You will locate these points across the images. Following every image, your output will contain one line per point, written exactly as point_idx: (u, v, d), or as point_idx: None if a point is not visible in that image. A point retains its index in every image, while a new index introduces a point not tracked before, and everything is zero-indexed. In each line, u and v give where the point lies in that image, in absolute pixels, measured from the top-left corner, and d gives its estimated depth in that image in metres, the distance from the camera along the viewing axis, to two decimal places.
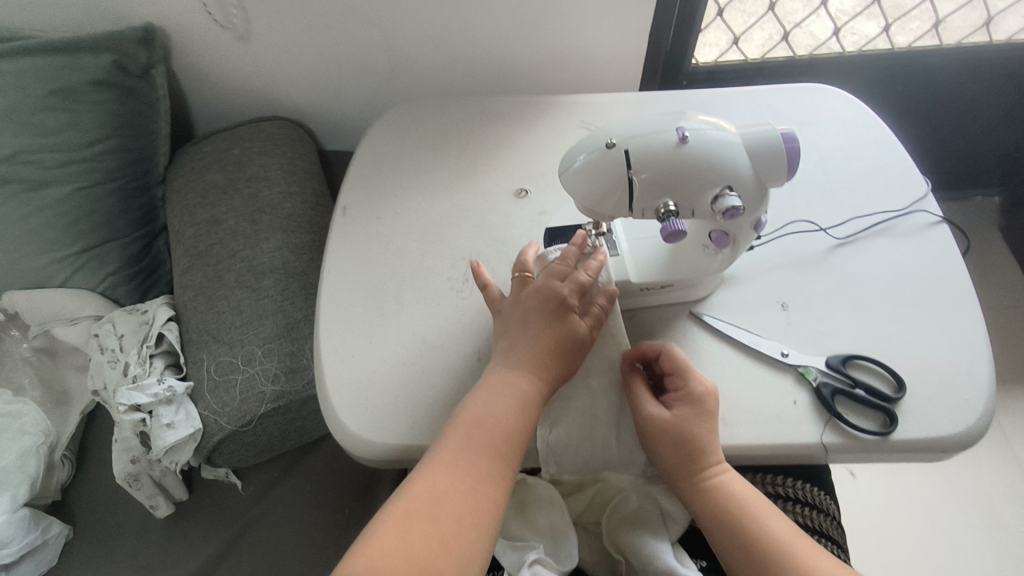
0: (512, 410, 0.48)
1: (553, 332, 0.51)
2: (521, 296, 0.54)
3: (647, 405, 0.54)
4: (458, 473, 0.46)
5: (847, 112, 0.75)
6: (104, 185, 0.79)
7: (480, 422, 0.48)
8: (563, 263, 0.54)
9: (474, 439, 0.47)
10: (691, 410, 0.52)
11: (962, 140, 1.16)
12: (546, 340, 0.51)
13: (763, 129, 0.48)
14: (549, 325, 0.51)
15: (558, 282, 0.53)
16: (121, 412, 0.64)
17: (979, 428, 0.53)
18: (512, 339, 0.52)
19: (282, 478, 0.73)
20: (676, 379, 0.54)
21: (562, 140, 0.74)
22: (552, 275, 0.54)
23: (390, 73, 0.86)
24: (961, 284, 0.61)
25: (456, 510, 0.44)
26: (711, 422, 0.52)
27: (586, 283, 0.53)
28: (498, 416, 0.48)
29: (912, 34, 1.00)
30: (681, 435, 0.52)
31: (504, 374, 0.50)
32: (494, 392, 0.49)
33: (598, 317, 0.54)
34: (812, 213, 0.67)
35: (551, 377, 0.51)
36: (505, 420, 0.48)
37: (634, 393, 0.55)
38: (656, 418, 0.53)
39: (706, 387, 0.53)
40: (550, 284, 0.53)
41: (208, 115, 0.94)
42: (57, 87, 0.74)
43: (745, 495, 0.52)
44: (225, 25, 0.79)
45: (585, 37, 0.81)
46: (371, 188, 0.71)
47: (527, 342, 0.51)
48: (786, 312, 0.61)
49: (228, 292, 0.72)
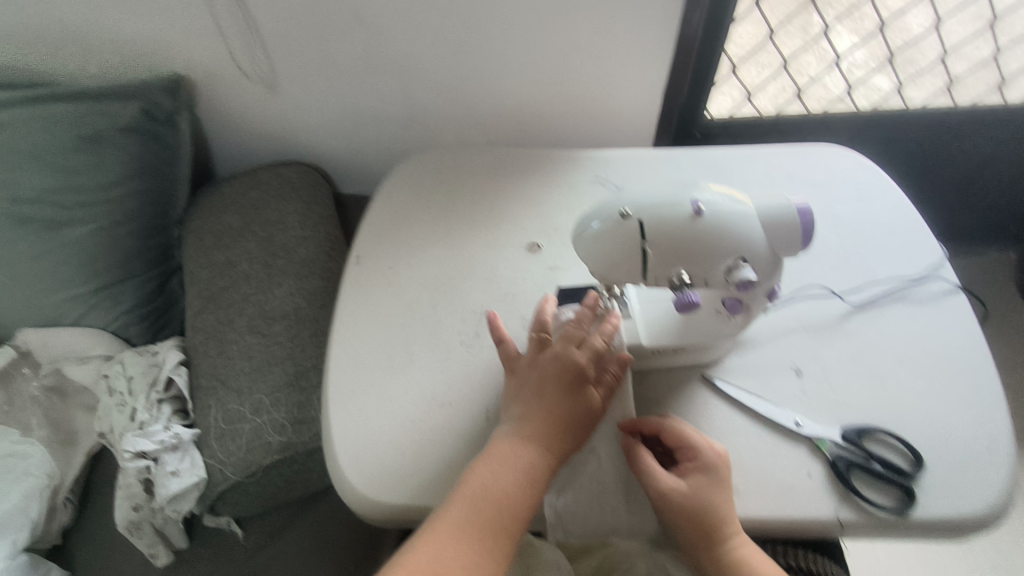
0: (518, 483, 0.48)
1: (567, 403, 0.51)
2: (537, 360, 0.54)
3: (661, 477, 0.52)
4: (461, 548, 0.45)
5: (861, 174, 0.75)
6: (124, 226, 0.80)
7: (486, 493, 0.47)
8: (578, 328, 0.54)
9: (477, 513, 0.46)
10: (707, 478, 0.51)
11: (977, 196, 1.15)
12: (560, 411, 0.51)
13: (778, 202, 0.49)
14: (563, 396, 0.51)
15: (575, 349, 0.53)
16: (126, 459, 0.64)
17: (1001, 508, 0.52)
18: (524, 406, 0.52)
19: (285, 527, 0.72)
20: (686, 445, 0.53)
21: (575, 195, 0.74)
22: (570, 341, 0.53)
23: (407, 121, 0.88)
24: (979, 355, 0.60)
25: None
26: (727, 488, 0.51)
27: (601, 348, 0.53)
28: (503, 489, 0.48)
29: (925, 91, 1.00)
30: (700, 505, 0.50)
31: (513, 442, 0.50)
32: (502, 463, 0.49)
33: (611, 387, 0.54)
34: (826, 277, 0.67)
35: (560, 450, 0.50)
36: (511, 492, 0.48)
37: (645, 464, 0.53)
38: (673, 489, 0.51)
39: (717, 452, 0.52)
40: (567, 352, 0.53)
41: (227, 157, 0.95)
42: (86, 132, 0.76)
43: (762, 562, 0.51)
44: (256, 77, 0.81)
45: (599, 92, 0.82)
46: (383, 238, 0.71)
47: (540, 411, 0.51)
48: (799, 379, 0.60)
49: (239, 338, 0.72)
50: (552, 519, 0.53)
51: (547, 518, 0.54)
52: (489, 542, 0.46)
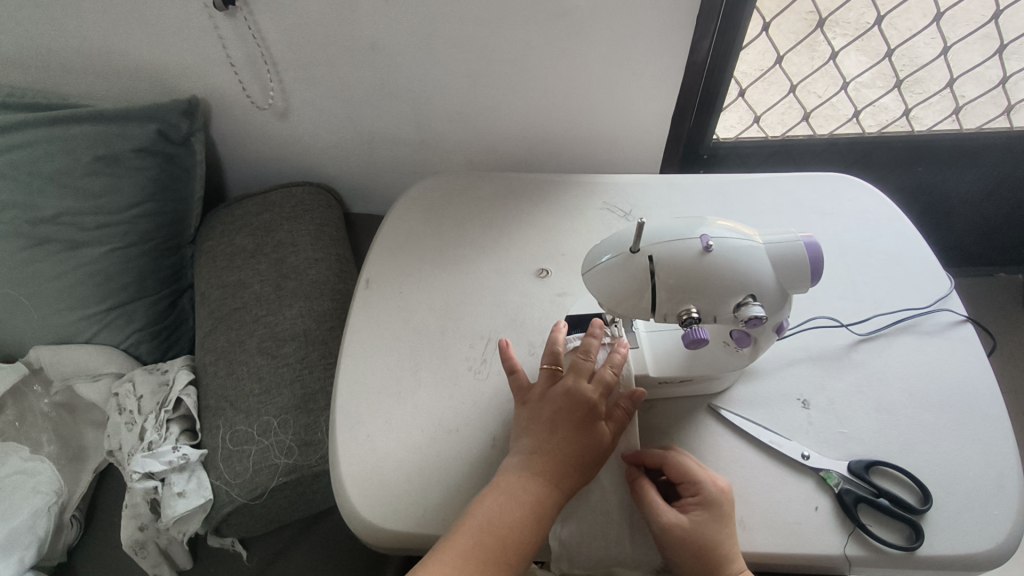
0: (524, 519, 0.48)
1: (577, 439, 0.51)
2: (548, 393, 0.54)
3: (663, 511, 0.52)
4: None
5: (868, 202, 0.75)
6: (138, 247, 0.82)
7: (489, 527, 0.48)
8: (588, 360, 0.55)
9: (481, 548, 0.47)
10: (709, 514, 0.51)
11: (986, 221, 1.15)
12: (571, 447, 0.51)
13: (785, 239, 0.49)
14: (574, 432, 0.51)
15: (587, 383, 0.54)
16: (134, 480, 0.65)
17: (1009, 547, 0.51)
18: (535, 440, 0.52)
19: (287, 548, 0.72)
20: (688, 480, 0.52)
21: (583, 220, 0.74)
22: (581, 375, 0.54)
23: (417, 144, 0.89)
24: (987, 389, 0.60)
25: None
26: (730, 524, 0.51)
27: (611, 381, 0.54)
28: (510, 525, 0.48)
29: (932, 118, 0.99)
30: (701, 543, 0.50)
31: (522, 477, 0.50)
32: (509, 497, 0.49)
33: (622, 421, 0.54)
34: (833, 307, 0.67)
35: (567, 487, 0.50)
36: (516, 529, 0.48)
37: (648, 498, 0.53)
38: (674, 525, 0.51)
39: (720, 488, 0.52)
40: (579, 387, 0.53)
41: (240, 176, 0.97)
42: (103, 154, 0.77)
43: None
44: (262, 105, 0.83)
45: (608, 118, 0.83)
46: (393, 262, 0.72)
47: (551, 446, 0.51)
48: (806, 410, 0.59)
49: (249, 359, 0.73)
50: (557, 550, 0.53)
51: (552, 548, 0.53)
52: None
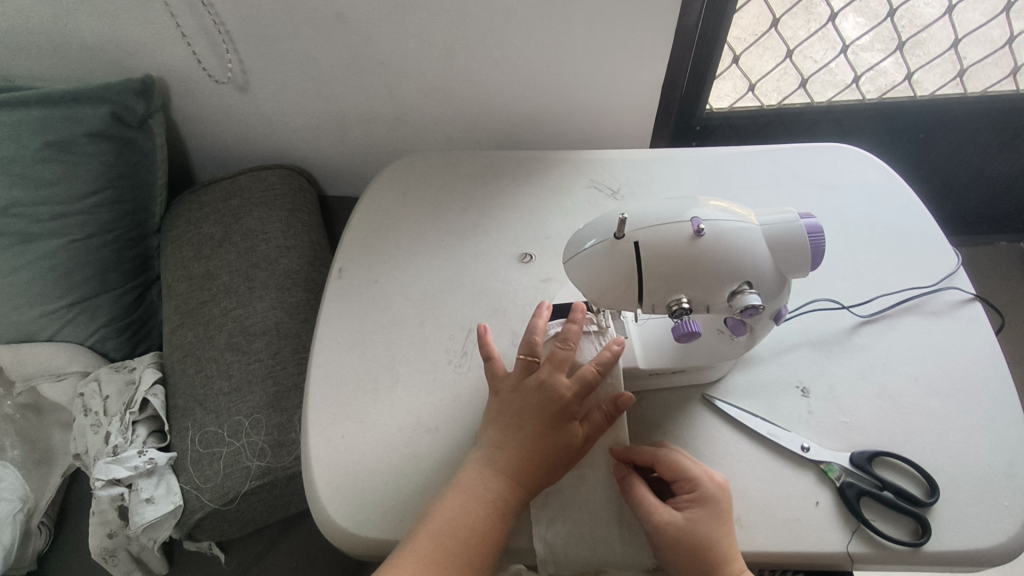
0: (485, 518, 0.46)
1: (545, 434, 0.48)
2: (521, 385, 0.50)
3: (657, 510, 0.47)
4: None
5: (870, 175, 0.71)
6: (98, 238, 0.78)
7: (450, 528, 0.45)
8: (566, 349, 0.51)
9: (444, 546, 0.44)
10: (706, 512, 0.47)
11: (989, 189, 1.11)
12: (540, 445, 0.48)
13: (784, 219, 0.45)
14: (544, 426, 0.48)
15: (564, 378, 0.50)
16: (99, 487, 0.62)
17: (1020, 540, 0.48)
18: (501, 436, 0.49)
19: (266, 551, 0.71)
20: (683, 477, 0.49)
21: (569, 201, 0.70)
22: (559, 369, 0.50)
23: (393, 122, 0.84)
24: (997, 372, 0.56)
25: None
26: (728, 523, 0.47)
27: (592, 379, 0.50)
28: (472, 524, 0.45)
29: (935, 83, 0.94)
30: (697, 542, 0.46)
31: (482, 476, 0.48)
32: (468, 496, 0.46)
33: (600, 423, 0.50)
34: (834, 288, 0.63)
35: (530, 484, 0.47)
36: (477, 528, 0.45)
37: (639, 495, 0.48)
38: (669, 524, 0.47)
39: (717, 484, 0.48)
40: (554, 382, 0.49)
41: (207, 158, 0.92)
42: (54, 139, 0.72)
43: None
44: (221, 80, 0.77)
45: (594, 90, 0.78)
46: (367, 249, 0.68)
47: (519, 443, 0.48)
48: (806, 399, 0.56)
49: (218, 355, 0.70)
50: (543, 556, 0.49)
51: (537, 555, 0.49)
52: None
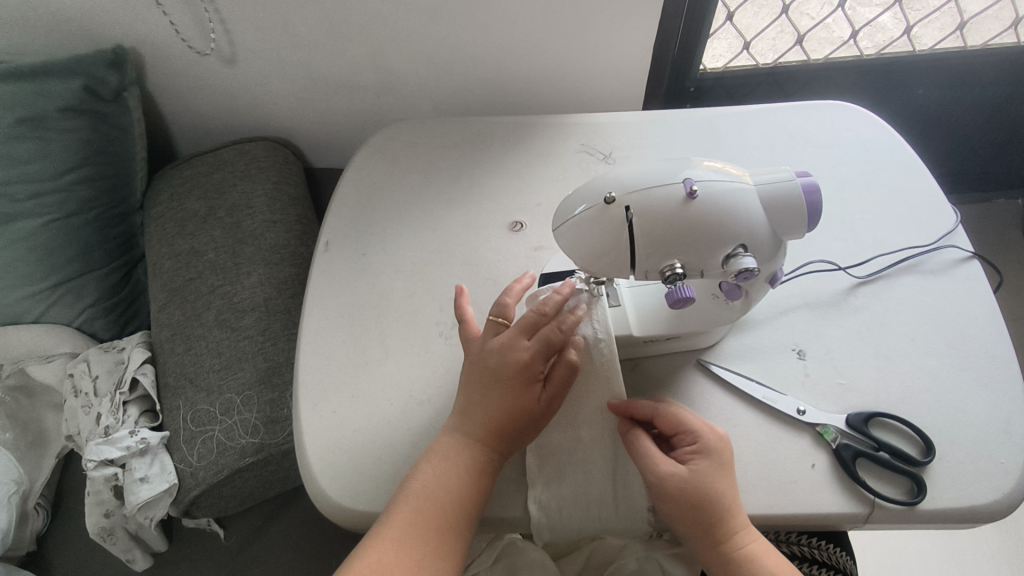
0: (457, 481, 0.46)
1: (505, 394, 0.48)
2: (485, 348, 0.50)
3: (660, 462, 0.47)
4: (403, 554, 0.44)
5: (868, 132, 0.69)
6: (80, 216, 0.76)
7: (429, 494, 0.46)
8: (539, 312, 0.49)
9: (420, 510, 0.45)
10: (709, 462, 0.47)
11: (989, 144, 1.08)
12: (502, 406, 0.48)
13: (778, 179, 0.44)
14: (504, 387, 0.48)
15: (525, 341, 0.49)
16: (91, 468, 0.62)
17: (1016, 496, 0.49)
18: (467, 402, 0.49)
19: (266, 525, 0.75)
20: (684, 430, 0.48)
21: (559, 166, 0.68)
22: (519, 334, 0.49)
23: (377, 90, 0.81)
24: (994, 329, 0.56)
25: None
26: (730, 472, 0.47)
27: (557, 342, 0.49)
28: (446, 488, 0.46)
29: (934, 37, 0.91)
30: (701, 492, 0.46)
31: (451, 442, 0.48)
32: (439, 463, 0.47)
33: (565, 382, 0.50)
34: (830, 250, 0.62)
35: (497, 441, 0.48)
36: (450, 491, 0.46)
37: (642, 450, 0.47)
38: (673, 476, 0.46)
39: (718, 435, 0.48)
40: (515, 346, 0.49)
41: (188, 132, 0.89)
42: (25, 115, 0.70)
43: (770, 557, 0.47)
44: (207, 52, 0.75)
45: (582, 51, 0.75)
46: (354, 220, 0.66)
47: (482, 406, 0.48)
48: (802, 361, 0.56)
49: (207, 333, 0.70)
50: (539, 524, 0.49)
51: (534, 523, 0.49)
52: (421, 544, 0.44)
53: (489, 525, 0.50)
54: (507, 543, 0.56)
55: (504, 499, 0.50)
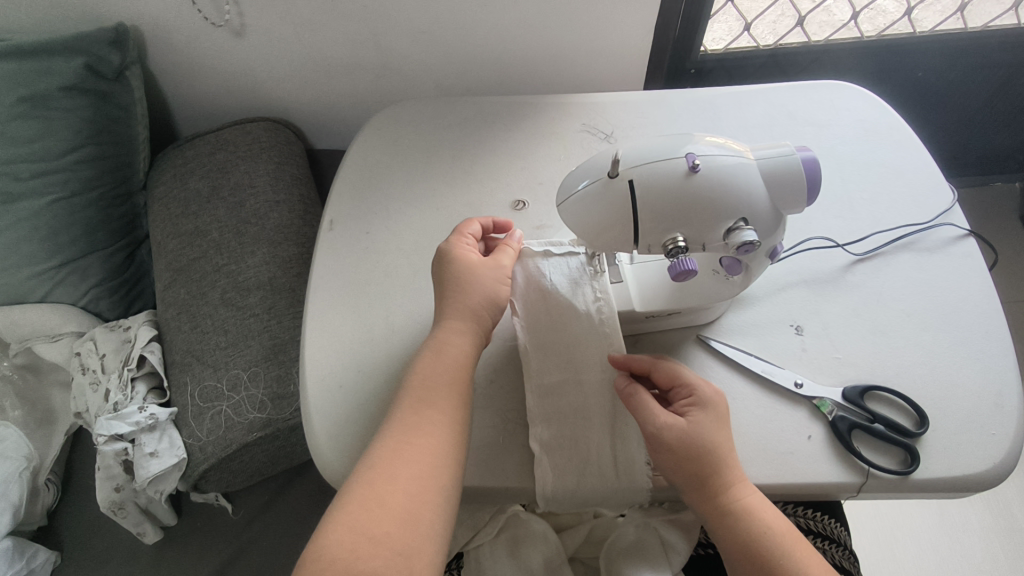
0: (466, 358, 0.50)
1: (472, 278, 0.52)
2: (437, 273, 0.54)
3: (658, 413, 0.49)
4: (418, 435, 0.46)
5: (867, 111, 0.70)
6: (83, 196, 0.77)
7: (434, 377, 0.49)
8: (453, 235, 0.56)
9: (425, 396, 0.48)
10: (705, 414, 0.49)
11: (987, 125, 1.09)
12: (458, 287, 0.52)
13: (778, 154, 0.45)
14: (470, 271, 0.53)
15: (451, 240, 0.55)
16: (103, 442, 0.66)
17: (1006, 467, 0.50)
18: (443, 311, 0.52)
19: (274, 499, 0.82)
20: (680, 383, 0.51)
21: (561, 145, 0.68)
22: (454, 243, 0.55)
23: (379, 70, 0.81)
24: (989, 305, 0.57)
25: (422, 466, 0.44)
26: (726, 425, 0.50)
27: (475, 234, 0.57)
28: (453, 367, 0.49)
29: (935, 18, 0.91)
30: (699, 443, 0.48)
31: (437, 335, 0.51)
32: (440, 354, 0.49)
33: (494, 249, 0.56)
34: (829, 227, 0.62)
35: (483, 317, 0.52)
36: (460, 371, 0.49)
37: (641, 402, 0.49)
38: (670, 425, 0.48)
39: (713, 390, 0.51)
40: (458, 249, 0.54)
41: (189, 112, 0.90)
42: (28, 94, 0.70)
43: (768, 512, 0.47)
44: (218, 24, 0.74)
45: (584, 30, 0.75)
46: (357, 198, 0.66)
47: (447, 296, 0.52)
48: (800, 337, 0.57)
49: (213, 311, 0.71)
50: (546, 497, 0.49)
51: (541, 496, 0.49)
52: (431, 422, 0.46)
53: (492, 496, 0.52)
54: (511, 515, 0.57)
55: (508, 469, 0.51)
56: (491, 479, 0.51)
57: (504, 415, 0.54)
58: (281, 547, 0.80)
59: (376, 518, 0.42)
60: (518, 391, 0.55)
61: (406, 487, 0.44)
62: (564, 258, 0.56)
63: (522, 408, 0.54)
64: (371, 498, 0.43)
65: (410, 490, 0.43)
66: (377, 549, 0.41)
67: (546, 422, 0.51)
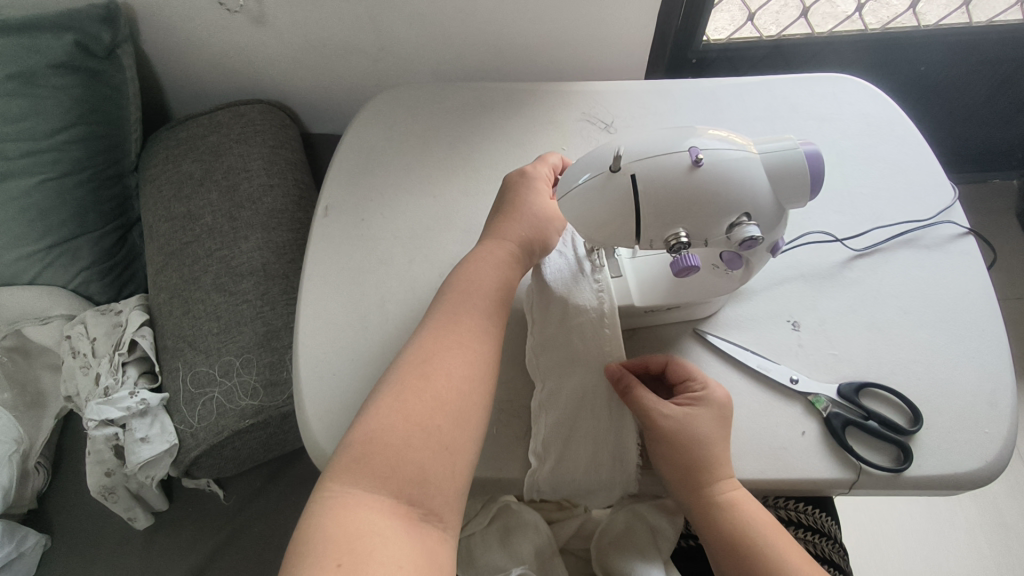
0: (510, 280, 0.52)
1: (545, 203, 0.55)
2: (507, 190, 0.57)
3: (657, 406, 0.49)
4: (444, 354, 0.47)
5: (870, 106, 0.69)
6: (72, 176, 0.75)
7: (472, 287, 0.51)
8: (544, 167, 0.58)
9: (457, 311, 0.49)
10: (706, 410, 0.49)
11: (987, 120, 1.08)
12: (518, 208, 0.55)
13: (782, 147, 0.44)
14: (544, 202, 0.55)
15: (539, 168, 0.58)
16: (93, 427, 0.67)
17: (998, 467, 0.50)
18: (501, 224, 0.54)
19: (266, 486, 0.83)
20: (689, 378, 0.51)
21: (561, 133, 0.67)
22: (534, 171, 0.57)
23: (378, 53, 0.80)
24: (984, 303, 0.57)
25: (461, 370, 0.46)
26: (727, 424, 0.49)
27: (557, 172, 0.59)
28: (484, 285, 0.51)
29: (940, 12, 0.90)
30: (694, 435, 0.48)
31: (491, 244, 0.53)
32: (494, 264, 0.52)
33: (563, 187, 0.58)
34: (828, 221, 0.62)
35: (537, 249, 0.54)
36: (503, 291, 0.52)
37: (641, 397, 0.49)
38: (673, 415, 0.49)
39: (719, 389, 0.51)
40: (535, 175, 0.57)
41: (182, 91, 0.88)
42: (17, 71, 0.68)
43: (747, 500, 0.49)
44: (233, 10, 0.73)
45: (584, 16, 0.74)
46: (353, 184, 0.65)
47: (506, 216, 0.54)
48: (796, 332, 0.56)
49: (205, 296, 0.70)
50: (538, 452, 0.49)
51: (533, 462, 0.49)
52: (468, 334, 0.48)
53: (484, 486, 0.51)
54: (502, 506, 0.57)
55: (501, 461, 0.51)
56: (483, 469, 0.50)
57: (498, 406, 0.53)
58: (275, 532, 0.81)
59: (422, 412, 0.44)
60: (512, 382, 0.54)
61: (449, 388, 0.45)
62: (560, 249, 0.56)
63: (516, 400, 0.53)
64: (417, 394, 0.44)
65: (452, 391, 0.45)
66: (426, 443, 0.43)
67: (545, 379, 0.51)
